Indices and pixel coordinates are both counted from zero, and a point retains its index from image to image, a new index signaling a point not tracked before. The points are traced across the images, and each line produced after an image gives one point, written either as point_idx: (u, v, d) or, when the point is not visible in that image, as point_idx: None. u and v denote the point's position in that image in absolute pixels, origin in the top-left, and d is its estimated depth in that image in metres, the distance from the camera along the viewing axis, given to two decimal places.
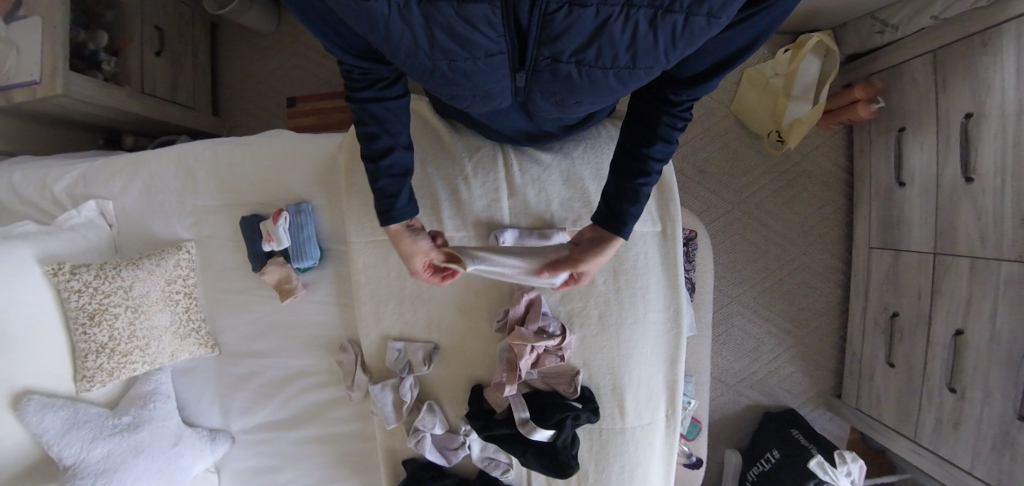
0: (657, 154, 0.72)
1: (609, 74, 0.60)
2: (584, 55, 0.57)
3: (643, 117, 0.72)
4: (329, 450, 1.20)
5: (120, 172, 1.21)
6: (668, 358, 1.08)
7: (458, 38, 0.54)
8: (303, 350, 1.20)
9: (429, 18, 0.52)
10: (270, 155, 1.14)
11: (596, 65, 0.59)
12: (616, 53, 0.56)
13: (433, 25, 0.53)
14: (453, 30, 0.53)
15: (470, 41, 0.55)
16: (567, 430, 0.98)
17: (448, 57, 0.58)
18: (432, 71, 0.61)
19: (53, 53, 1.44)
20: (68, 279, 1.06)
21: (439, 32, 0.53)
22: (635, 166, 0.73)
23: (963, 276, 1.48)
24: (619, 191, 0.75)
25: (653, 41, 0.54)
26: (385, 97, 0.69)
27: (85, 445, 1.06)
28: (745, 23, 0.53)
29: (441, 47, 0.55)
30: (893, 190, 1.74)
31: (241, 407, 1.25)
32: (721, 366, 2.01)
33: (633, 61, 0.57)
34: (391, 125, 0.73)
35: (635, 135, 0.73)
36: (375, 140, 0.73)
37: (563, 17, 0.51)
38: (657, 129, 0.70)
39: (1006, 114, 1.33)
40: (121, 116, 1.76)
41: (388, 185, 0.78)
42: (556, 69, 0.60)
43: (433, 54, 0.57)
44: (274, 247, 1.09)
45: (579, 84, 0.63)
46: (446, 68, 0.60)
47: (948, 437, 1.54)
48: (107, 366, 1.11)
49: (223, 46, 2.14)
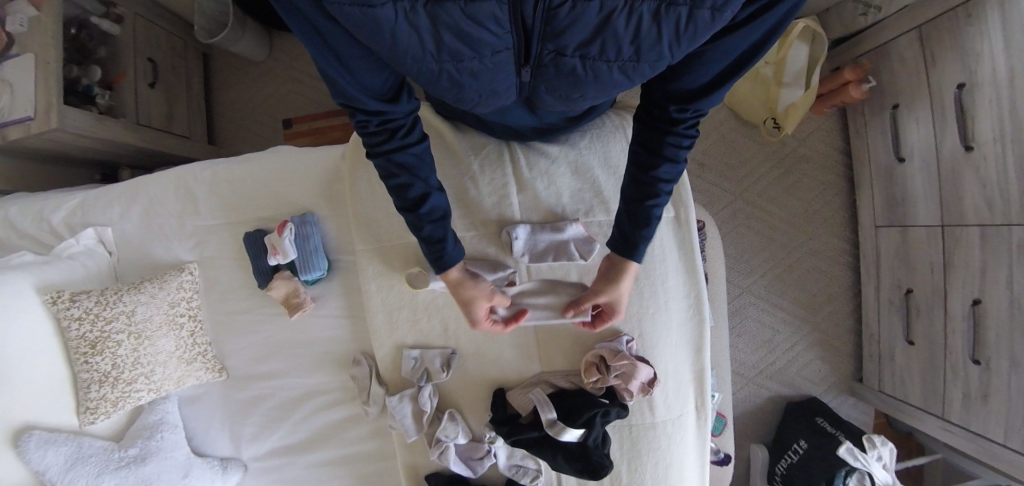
0: (664, 175, 0.71)
1: (614, 68, 0.58)
2: (589, 48, 0.54)
3: (645, 138, 0.71)
4: (346, 472, 1.14)
5: (118, 198, 1.19)
6: (694, 347, 1.05)
7: (466, 38, 0.50)
8: (314, 369, 1.15)
9: (435, 21, 0.48)
10: (271, 168, 1.11)
11: (600, 58, 0.56)
12: (620, 47, 0.53)
13: (439, 26, 0.49)
14: (463, 31, 0.49)
15: (478, 40, 0.51)
16: (596, 428, 0.93)
17: (455, 58, 0.54)
18: (438, 76, 0.57)
19: (47, 88, 1.43)
20: (68, 307, 1.03)
21: (446, 33, 0.50)
22: (644, 190, 0.73)
23: (975, 246, 1.47)
24: (631, 217, 0.75)
25: (656, 36, 0.52)
26: (411, 147, 0.69)
27: (90, 480, 1.02)
28: (764, 15, 0.50)
29: (449, 49, 0.52)
30: (893, 167, 1.74)
31: (253, 433, 1.19)
32: (738, 358, 1.98)
33: (637, 54, 0.55)
34: (421, 171, 0.71)
35: (642, 156, 0.72)
36: (408, 189, 0.71)
37: (569, 10, 0.48)
38: (660, 156, 0.70)
39: (999, 80, 1.35)
40: (116, 149, 1.75)
41: (434, 231, 0.75)
42: (560, 64, 0.58)
43: (441, 57, 0.54)
44: (279, 260, 1.05)
45: (583, 78, 0.60)
46: (455, 70, 0.56)
47: (978, 411, 1.50)
48: (111, 396, 1.06)
49: (216, 76, 2.14)
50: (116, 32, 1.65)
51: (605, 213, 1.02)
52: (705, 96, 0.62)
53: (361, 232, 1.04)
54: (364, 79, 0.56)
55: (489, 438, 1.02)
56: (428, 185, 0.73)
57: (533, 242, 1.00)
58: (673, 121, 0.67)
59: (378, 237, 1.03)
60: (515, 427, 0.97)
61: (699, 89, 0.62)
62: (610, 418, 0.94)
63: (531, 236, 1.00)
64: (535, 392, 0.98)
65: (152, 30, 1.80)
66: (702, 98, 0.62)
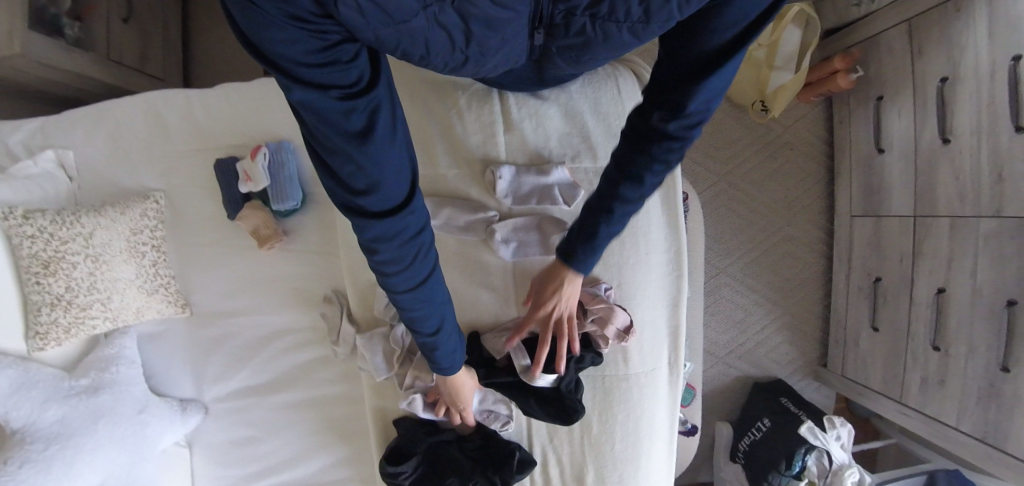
0: (627, 193, 0.62)
1: (624, 28, 0.53)
2: (597, 7, 0.50)
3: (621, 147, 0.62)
4: (311, 416, 1.11)
5: (82, 119, 1.12)
6: (672, 301, 1.05)
7: (494, 24, 0.46)
8: (284, 306, 1.11)
9: (465, 16, 0.43)
10: (250, 97, 1.08)
11: (610, 18, 0.52)
12: (626, 8, 0.49)
13: (469, 20, 0.44)
14: (491, 21, 0.45)
15: (504, 22, 0.47)
16: (571, 374, 0.93)
17: (480, 44, 0.50)
18: (462, 63, 0.54)
19: (10, 8, 1.32)
20: (20, 224, 0.96)
21: (474, 24, 0.45)
22: (602, 203, 0.64)
23: (944, 235, 1.52)
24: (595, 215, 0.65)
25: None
26: (427, 277, 0.56)
27: (37, 407, 0.95)
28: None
29: (477, 37, 0.48)
30: (873, 157, 1.78)
31: (216, 373, 1.14)
32: (711, 337, 2.01)
33: (646, 15, 0.50)
34: (432, 297, 0.59)
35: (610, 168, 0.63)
36: (422, 323, 0.61)
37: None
38: (624, 172, 0.61)
39: (981, 75, 1.39)
40: (82, 83, 1.64)
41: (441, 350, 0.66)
42: (571, 22, 0.55)
43: (467, 47, 0.50)
44: (250, 188, 1.02)
45: (593, 37, 0.57)
46: (477, 53, 0.53)
47: (934, 395, 1.56)
48: (64, 321, 1.01)
49: (193, 16, 2.01)
50: None
51: (591, 159, 1.02)
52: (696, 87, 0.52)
53: None
54: (366, 171, 0.44)
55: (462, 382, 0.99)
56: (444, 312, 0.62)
57: (517, 184, 1.00)
58: (652, 132, 0.58)
59: None
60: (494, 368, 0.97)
61: (709, 61, 0.51)
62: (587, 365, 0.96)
63: (515, 178, 1.00)
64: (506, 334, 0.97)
65: None
66: (711, 76, 0.51)
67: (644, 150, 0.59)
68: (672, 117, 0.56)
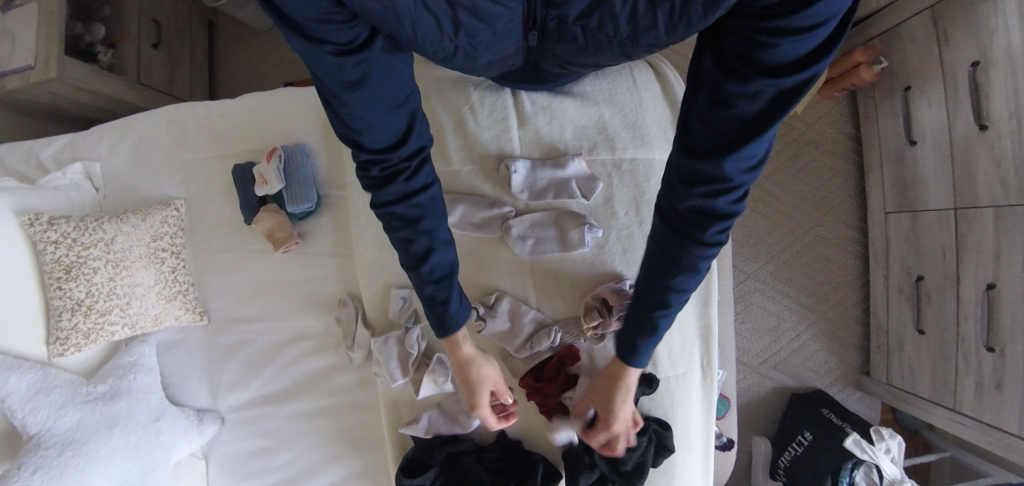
0: (687, 272, 0.54)
1: (614, 42, 0.56)
2: (589, 18, 0.53)
3: (669, 218, 0.54)
4: (326, 425, 1.08)
5: (110, 133, 1.16)
6: (701, 300, 1.02)
7: (481, 14, 0.50)
8: (299, 312, 1.10)
9: (451, 1, 0.47)
10: (266, 104, 1.10)
11: (600, 31, 0.55)
12: (617, 24, 0.52)
13: (456, 6, 0.48)
14: (478, 10, 0.49)
15: (492, 16, 0.50)
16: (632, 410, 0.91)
17: (470, 36, 0.54)
18: (452, 54, 0.57)
19: (48, 37, 1.40)
20: (45, 230, 0.98)
21: (463, 12, 0.49)
22: (662, 284, 0.56)
23: (989, 226, 1.42)
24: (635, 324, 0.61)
25: (652, 19, 0.49)
26: (417, 197, 0.60)
27: (52, 412, 0.94)
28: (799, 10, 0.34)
29: (466, 28, 0.52)
30: (904, 149, 1.70)
31: (231, 381, 1.13)
32: (741, 346, 1.91)
33: (634, 33, 0.53)
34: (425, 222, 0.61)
35: (662, 244, 0.56)
36: (409, 244, 0.62)
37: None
38: (682, 255, 0.54)
39: (1014, 57, 1.33)
40: (115, 106, 1.72)
41: (436, 293, 0.65)
42: (563, 31, 0.58)
43: (457, 37, 0.54)
44: (267, 192, 1.01)
45: (585, 46, 0.60)
46: (467, 45, 0.56)
47: (992, 401, 1.43)
48: (84, 327, 1.01)
49: (220, 43, 2.11)
50: None
51: (609, 151, 0.99)
52: (734, 159, 0.45)
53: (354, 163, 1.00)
54: (360, 113, 0.52)
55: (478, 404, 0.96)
56: (433, 238, 0.62)
57: (532, 179, 0.97)
58: (699, 216, 0.51)
59: None
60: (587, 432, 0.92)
61: (727, 138, 0.45)
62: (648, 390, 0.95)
63: (530, 172, 0.97)
64: (530, 310, 0.96)
65: None
66: (729, 157, 0.45)
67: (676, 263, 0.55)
68: (720, 197, 0.49)
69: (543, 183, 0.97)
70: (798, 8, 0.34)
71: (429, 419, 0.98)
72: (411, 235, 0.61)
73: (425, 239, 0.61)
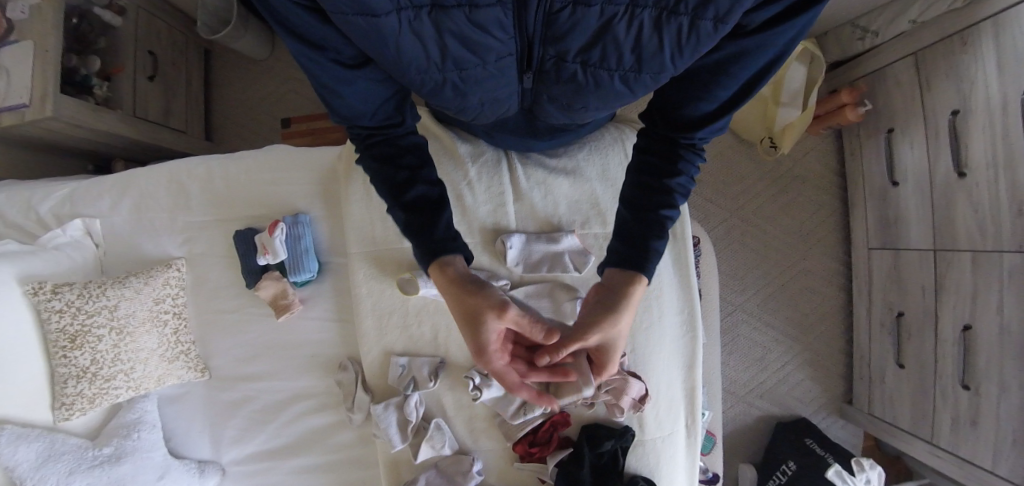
0: (681, 187, 0.68)
1: (615, 75, 0.59)
2: (590, 53, 0.56)
3: (656, 152, 0.69)
4: (326, 480, 1.13)
5: (109, 189, 1.17)
6: (686, 363, 1.06)
7: (469, 43, 0.53)
8: (300, 372, 1.14)
9: (440, 26, 0.51)
10: (268, 167, 1.12)
11: (601, 65, 0.58)
12: (620, 55, 0.55)
13: (444, 32, 0.52)
14: (467, 37, 0.52)
15: (482, 46, 0.54)
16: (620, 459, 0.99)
17: (459, 66, 0.57)
18: (442, 85, 0.61)
19: (44, 75, 1.34)
20: (50, 299, 1.03)
21: (450, 40, 0.53)
22: (660, 200, 0.68)
23: (966, 269, 1.47)
24: (636, 244, 0.69)
25: (657, 45, 0.53)
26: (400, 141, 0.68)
27: (62, 478, 1.01)
28: (784, 24, 0.49)
29: (453, 56, 0.55)
30: (887, 189, 1.75)
31: (234, 436, 1.17)
32: (730, 375, 1.96)
33: (638, 63, 0.57)
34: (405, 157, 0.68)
35: (651, 170, 0.70)
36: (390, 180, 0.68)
37: (569, 16, 0.50)
38: (670, 176, 0.68)
39: (992, 107, 1.36)
40: (117, 143, 1.67)
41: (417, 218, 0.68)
42: (561, 69, 0.60)
43: (445, 66, 0.57)
44: (269, 260, 1.05)
45: (584, 84, 0.63)
46: (457, 78, 0.60)
47: (967, 437, 1.49)
48: (89, 392, 1.06)
49: (216, 73, 2.07)
50: (117, 24, 1.58)
51: (601, 225, 1.03)
52: (711, 127, 0.63)
53: (354, 235, 1.04)
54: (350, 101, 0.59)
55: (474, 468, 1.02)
56: (414, 172, 0.68)
57: (527, 251, 1.01)
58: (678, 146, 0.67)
59: (372, 241, 1.04)
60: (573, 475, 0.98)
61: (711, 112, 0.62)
62: (625, 444, 0.99)
63: (525, 245, 1.01)
64: None
65: (155, 20, 1.72)
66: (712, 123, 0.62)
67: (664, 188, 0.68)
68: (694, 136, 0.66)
69: (538, 255, 1.00)
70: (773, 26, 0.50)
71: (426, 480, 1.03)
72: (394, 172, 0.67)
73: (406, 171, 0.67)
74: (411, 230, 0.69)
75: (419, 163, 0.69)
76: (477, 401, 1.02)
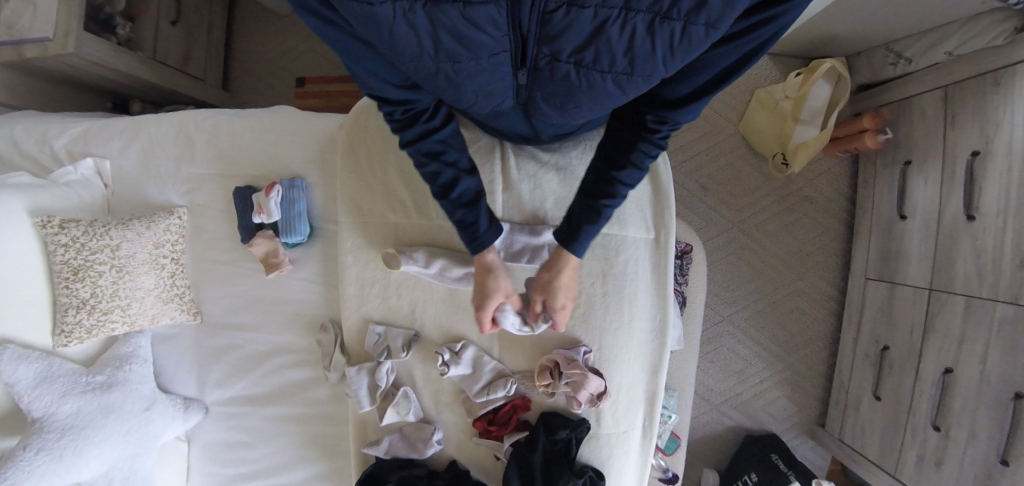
0: (626, 179, 0.73)
1: (608, 78, 0.60)
2: (583, 55, 0.56)
3: (625, 130, 0.73)
4: (299, 430, 1.22)
5: (121, 132, 1.23)
6: (651, 368, 1.09)
7: (461, 38, 0.54)
8: (285, 327, 1.22)
9: (433, 20, 0.52)
10: (271, 128, 1.17)
11: (595, 67, 0.58)
12: (614, 57, 0.55)
13: (438, 26, 0.52)
14: (460, 33, 0.53)
15: (474, 42, 0.55)
16: (574, 449, 1.03)
17: (452, 58, 0.57)
18: (435, 74, 0.61)
19: (68, 10, 1.37)
20: (57, 232, 1.10)
21: (444, 34, 0.53)
22: (606, 188, 0.74)
23: (958, 313, 1.45)
24: (585, 209, 0.76)
25: (650, 49, 0.54)
26: (434, 132, 0.74)
27: (56, 399, 1.08)
28: (755, 33, 0.52)
29: (446, 48, 0.55)
30: (894, 221, 1.73)
31: (218, 379, 1.27)
32: (707, 383, 1.99)
33: (631, 65, 0.57)
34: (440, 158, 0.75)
35: (615, 147, 0.74)
36: (438, 176, 0.75)
37: (562, 16, 0.51)
38: (632, 150, 0.71)
39: (1012, 153, 1.31)
40: (136, 83, 1.71)
41: (465, 216, 0.79)
42: (555, 69, 0.60)
43: (438, 56, 0.57)
44: (264, 219, 1.11)
45: (578, 86, 0.63)
46: (450, 69, 0.60)
47: (929, 475, 1.50)
48: (87, 323, 1.14)
49: (239, 22, 2.08)
50: None
51: None
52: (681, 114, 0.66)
53: (345, 205, 1.08)
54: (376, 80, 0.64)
55: (435, 437, 1.07)
56: (457, 169, 0.76)
57: (509, 242, 1.03)
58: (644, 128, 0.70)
59: (362, 213, 1.08)
60: (523, 451, 1.03)
61: (684, 97, 0.64)
62: (580, 435, 1.03)
63: (508, 236, 1.04)
64: (490, 361, 1.08)
65: None
66: (681, 111, 0.65)
67: (625, 161, 0.73)
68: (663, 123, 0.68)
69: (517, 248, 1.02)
70: (757, 28, 0.52)
71: (389, 442, 1.09)
72: (439, 166, 0.74)
73: (449, 170, 0.75)
74: (462, 223, 0.79)
75: (460, 158, 0.76)
76: (443, 376, 1.08)
